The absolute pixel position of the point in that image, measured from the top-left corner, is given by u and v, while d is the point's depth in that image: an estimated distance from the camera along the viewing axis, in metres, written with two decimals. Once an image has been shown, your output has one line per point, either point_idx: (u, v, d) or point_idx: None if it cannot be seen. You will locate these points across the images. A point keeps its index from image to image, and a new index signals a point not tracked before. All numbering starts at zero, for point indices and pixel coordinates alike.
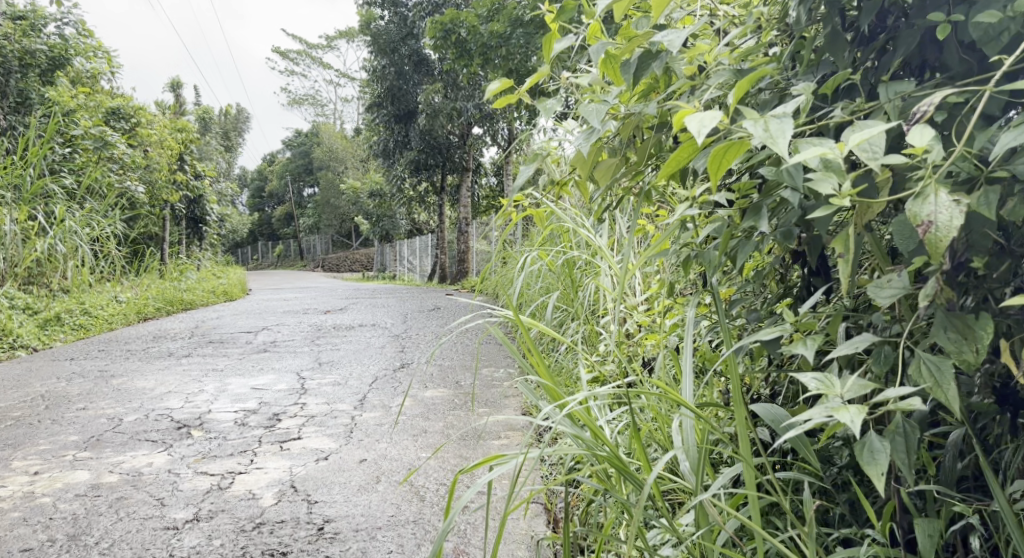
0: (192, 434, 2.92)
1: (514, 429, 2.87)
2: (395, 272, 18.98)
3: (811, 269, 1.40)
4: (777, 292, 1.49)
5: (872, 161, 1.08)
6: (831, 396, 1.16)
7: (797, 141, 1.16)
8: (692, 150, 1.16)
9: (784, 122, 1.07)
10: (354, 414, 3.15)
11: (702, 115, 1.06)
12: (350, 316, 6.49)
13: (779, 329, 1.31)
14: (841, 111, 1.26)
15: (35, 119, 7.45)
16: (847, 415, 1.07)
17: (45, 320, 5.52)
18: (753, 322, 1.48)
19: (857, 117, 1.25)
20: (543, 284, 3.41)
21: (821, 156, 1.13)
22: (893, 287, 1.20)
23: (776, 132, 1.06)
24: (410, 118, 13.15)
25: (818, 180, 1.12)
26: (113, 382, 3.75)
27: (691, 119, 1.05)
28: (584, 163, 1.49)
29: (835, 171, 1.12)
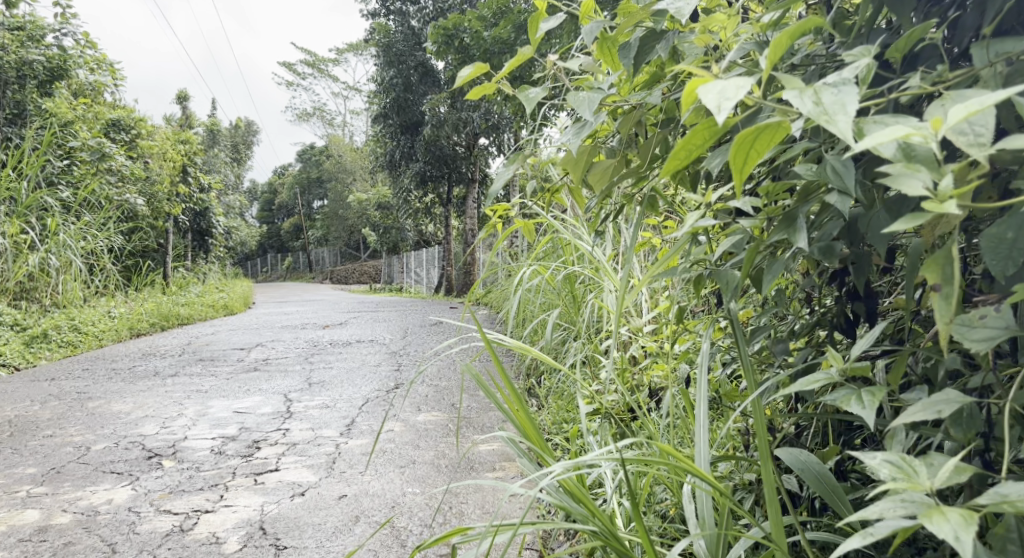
0: (163, 465, 2.71)
1: (511, 460, 2.64)
2: (401, 284, 18.76)
3: (852, 293, 1.17)
4: (808, 322, 1.26)
5: (981, 148, 0.85)
6: (915, 491, 0.90)
7: (865, 124, 0.93)
8: (712, 131, 0.93)
9: (840, 92, 0.86)
10: (339, 442, 2.93)
11: (724, 84, 0.84)
12: (349, 331, 6.27)
13: (822, 378, 1.05)
14: (921, 80, 1.04)
15: (31, 131, 7.29)
16: (949, 527, 0.83)
17: (31, 337, 5.33)
18: (781, 356, 1.25)
19: (943, 86, 1.03)
20: (543, 301, 3.18)
21: (899, 141, 0.90)
22: (989, 328, 0.97)
23: (832, 106, 0.85)
24: (416, 129, 12.97)
25: (901, 175, 0.88)
26: (89, 405, 3.55)
27: (708, 91, 0.83)
28: (576, 164, 1.26)
29: (921, 162, 0.89)
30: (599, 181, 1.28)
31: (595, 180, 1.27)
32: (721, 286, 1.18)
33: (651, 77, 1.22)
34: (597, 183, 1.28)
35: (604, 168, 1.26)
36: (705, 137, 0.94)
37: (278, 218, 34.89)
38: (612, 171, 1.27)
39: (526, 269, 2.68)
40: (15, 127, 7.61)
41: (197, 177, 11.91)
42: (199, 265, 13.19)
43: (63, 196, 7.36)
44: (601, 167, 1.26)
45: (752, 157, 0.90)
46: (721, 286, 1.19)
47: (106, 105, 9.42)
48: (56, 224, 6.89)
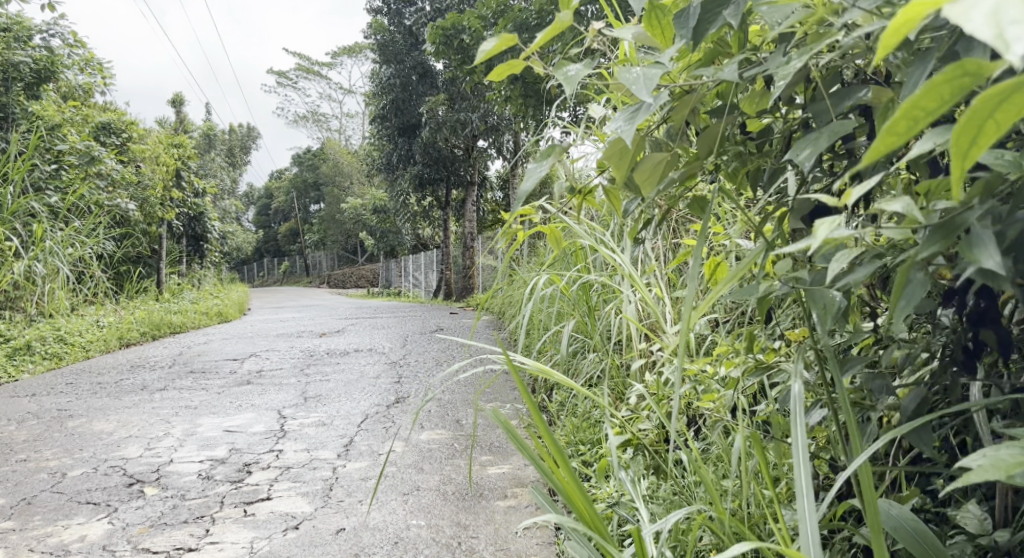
0: (145, 493, 2.50)
1: (523, 486, 2.42)
2: (400, 288, 18.51)
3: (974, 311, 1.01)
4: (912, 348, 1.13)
5: None
6: None
7: None
8: (960, 84, 0.65)
9: None
10: (336, 465, 2.71)
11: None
12: (346, 339, 6.05)
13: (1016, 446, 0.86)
14: None
15: (17, 135, 7.07)
16: None
17: (14, 349, 5.12)
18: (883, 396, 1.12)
19: None
20: (553, 312, 2.97)
21: None
22: None
23: None
24: (413, 131, 12.74)
25: None
26: (70, 424, 3.35)
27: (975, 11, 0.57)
28: (620, 158, 1.05)
29: None
30: (649, 182, 1.07)
31: (641, 180, 1.07)
32: (817, 308, 1.00)
33: (707, 55, 1.03)
34: (647, 186, 1.07)
35: (657, 160, 1.05)
36: (938, 101, 0.66)
37: (274, 222, 34.67)
38: (668, 169, 1.06)
39: (542, 277, 2.46)
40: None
41: (192, 182, 11.70)
42: (193, 272, 12.98)
43: (50, 201, 7.14)
44: (653, 159, 1.05)
45: (989, 130, 0.66)
46: (816, 309, 1.01)
47: (96, 108, 9.19)
48: (43, 231, 6.68)
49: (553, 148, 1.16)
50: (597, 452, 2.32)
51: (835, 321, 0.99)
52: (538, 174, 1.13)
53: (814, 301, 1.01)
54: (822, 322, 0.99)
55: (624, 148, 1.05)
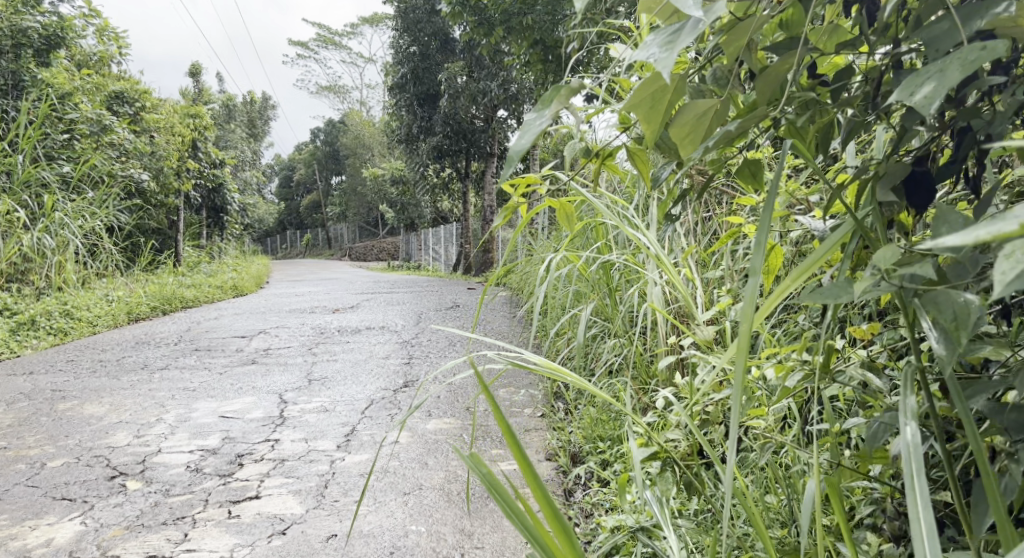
0: (127, 488, 2.30)
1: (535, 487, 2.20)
2: (420, 262, 18.33)
3: None
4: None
5: None
6: None
7: None
8: None
9: None
10: (335, 459, 2.51)
11: None
12: (358, 316, 5.85)
13: None
14: None
15: (27, 103, 6.88)
16: None
17: (18, 324, 4.95)
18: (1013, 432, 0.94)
19: None
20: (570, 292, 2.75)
21: None
22: None
23: None
24: (433, 101, 12.46)
25: None
26: (60, 407, 3.16)
27: None
28: (652, 109, 0.83)
29: None
30: (687, 140, 0.85)
31: (676, 136, 0.85)
32: (946, 319, 0.83)
33: None
34: (682, 146, 0.85)
35: (700, 110, 0.83)
36: None
37: (296, 195, 34.52)
38: (709, 125, 0.85)
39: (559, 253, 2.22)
40: (10, 98, 7.16)
41: (209, 152, 11.50)
42: (213, 244, 12.79)
43: (61, 171, 6.95)
44: (694, 108, 0.83)
45: None
46: (951, 324, 0.83)
47: (111, 76, 8.98)
48: (53, 202, 6.51)
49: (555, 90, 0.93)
50: (618, 452, 2.11)
51: (971, 335, 0.82)
52: (538, 127, 0.90)
53: (940, 308, 0.84)
54: (955, 335, 0.82)
55: (657, 96, 0.82)
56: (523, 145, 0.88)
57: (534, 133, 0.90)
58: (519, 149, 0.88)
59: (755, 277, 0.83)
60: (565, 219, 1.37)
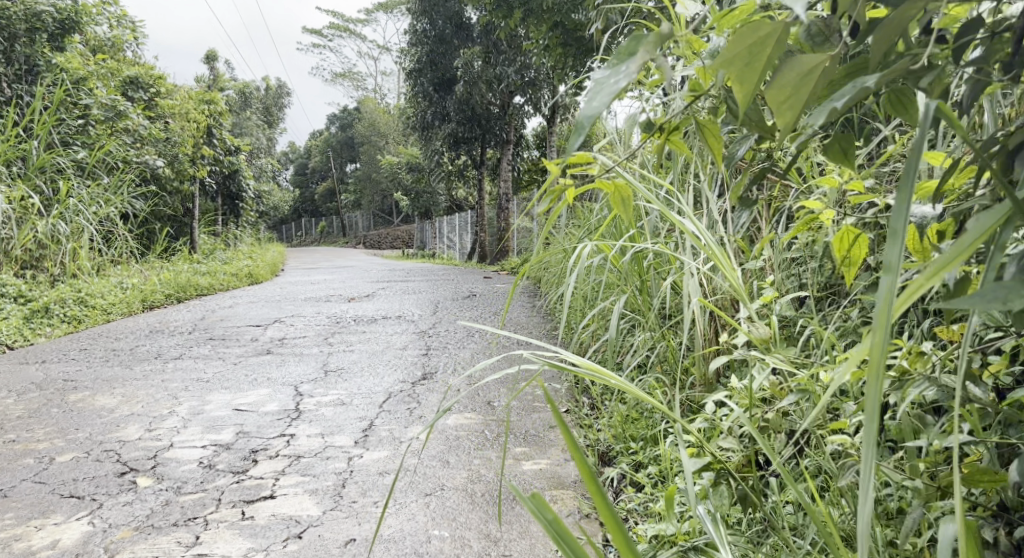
0: (137, 485, 2.20)
1: (564, 488, 2.10)
2: (435, 250, 18.22)
3: None
4: None
5: None
6: None
7: None
8: None
9: None
10: (353, 455, 2.41)
11: None
12: (374, 305, 5.75)
13: None
14: None
15: (41, 88, 6.80)
16: None
17: (32, 311, 4.88)
18: None
19: None
20: (600, 286, 2.65)
21: None
22: None
23: None
24: (448, 87, 12.31)
25: None
26: (71, 398, 3.07)
27: None
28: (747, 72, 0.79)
29: None
30: (786, 105, 0.79)
31: (775, 99, 0.79)
32: None
33: None
34: (780, 112, 0.79)
35: (802, 67, 0.78)
36: None
37: (311, 182, 34.46)
38: (812, 87, 0.79)
39: (591, 243, 2.12)
40: (24, 83, 7.08)
41: (225, 139, 11.41)
42: (228, 231, 12.70)
43: (76, 156, 6.86)
44: (795, 66, 0.78)
45: None
46: None
47: (126, 62, 8.89)
48: (67, 188, 6.43)
49: (635, 41, 0.82)
50: (653, 455, 2.01)
51: None
52: (615, 88, 0.79)
53: None
54: None
55: (754, 49, 0.79)
56: (598, 108, 0.77)
57: (609, 94, 0.79)
58: (594, 111, 0.77)
59: (892, 271, 0.77)
60: (620, 206, 1.22)
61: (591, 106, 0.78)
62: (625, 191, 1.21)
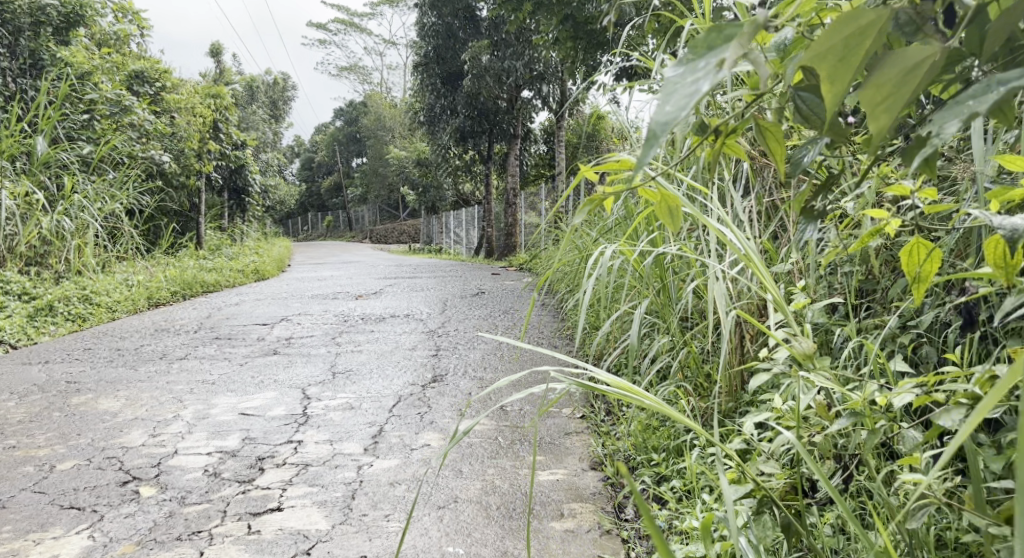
0: (140, 495, 2.13)
1: (583, 501, 2.02)
2: (442, 245, 18.11)
3: None
4: None
5: None
6: None
7: None
8: None
9: None
10: (362, 464, 2.33)
11: None
12: (382, 303, 5.67)
13: None
14: None
15: (45, 83, 6.71)
16: None
17: (36, 309, 4.81)
18: None
19: None
20: (621, 290, 2.58)
21: None
22: None
23: None
24: (456, 82, 12.20)
25: None
26: (74, 401, 3.00)
27: None
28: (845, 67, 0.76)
29: None
30: (882, 108, 0.77)
31: (871, 99, 0.77)
32: None
33: None
34: (874, 113, 0.77)
35: (900, 67, 0.76)
36: None
37: (317, 177, 34.38)
38: (914, 86, 0.77)
39: (613, 246, 2.04)
40: (28, 78, 7.00)
41: (231, 134, 11.32)
42: (235, 227, 12.62)
43: (81, 152, 6.79)
44: (893, 64, 0.76)
45: None
46: None
47: (132, 56, 8.82)
48: (72, 184, 6.35)
49: (715, 37, 0.75)
50: (678, 468, 1.94)
51: None
52: (692, 91, 0.72)
53: None
54: None
55: (851, 42, 0.76)
56: (672, 114, 0.70)
57: (683, 99, 0.72)
58: (667, 119, 0.70)
59: None
60: (666, 213, 1.16)
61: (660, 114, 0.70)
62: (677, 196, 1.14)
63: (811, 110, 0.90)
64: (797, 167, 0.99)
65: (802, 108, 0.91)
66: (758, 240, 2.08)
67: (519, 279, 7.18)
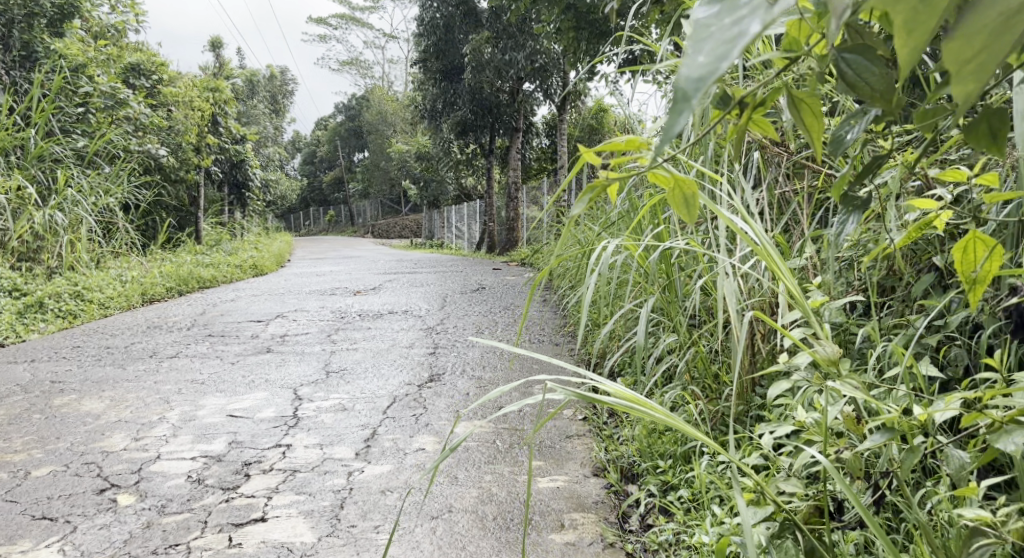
0: (118, 504, 2.02)
1: (585, 511, 1.90)
2: (444, 240, 17.99)
3: None
4: None
5: None
6: None
7: None
8: None
9: None
10: (353, 471, 2.22)
11: None
12: (380, 299, 5.56)
13: None
14: None
15: (39, 75, 6.57)
16: None
17: (26, 306, 4.70)
18: None
19: None
20: (626, 286, 2.48)
21: None
22: None
23: None
24: (457, 75, 12.05)
25: None
26: (57, 402, 2.89)
27: None
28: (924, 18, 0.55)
29: None
30: (970, 67, 0.54)
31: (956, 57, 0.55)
32: None
33: None
34: (958, 74, 0.55)
35: (1000, 8, 0.53)
36: None
37: (319, 171, 34.25)
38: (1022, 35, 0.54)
39: (618, 239, 1.93)
40: (22, 71, 6.86)
41: (230, 128, 11.18)
42: (235, 221, 12.50)
43: (76, 145, 6.66)
44: (990, 4, 0.54)
45: None
46: None
47: (129, 49, 8.69)
48: (66, 178, 6.23)
49: None
50: (687, 477, 1.84)
51: None
52: (733, 36, 0.59)
53: None
54: None
55: None
56: (706, 67, 0.58)
57: (721, 46, 0.60)
58: (701, 73, 0.58)
59: None
60: (681, 203, 1.05)
61: (694, 68, 0.59)
62: (694, 184, 1.03)
63: (856, 71, 0.81)
64: (838, 146, 0.92)
65: (845, 70, 0.81)
66: (771, 233, 1.96)
67: (520, 274, 7.07)
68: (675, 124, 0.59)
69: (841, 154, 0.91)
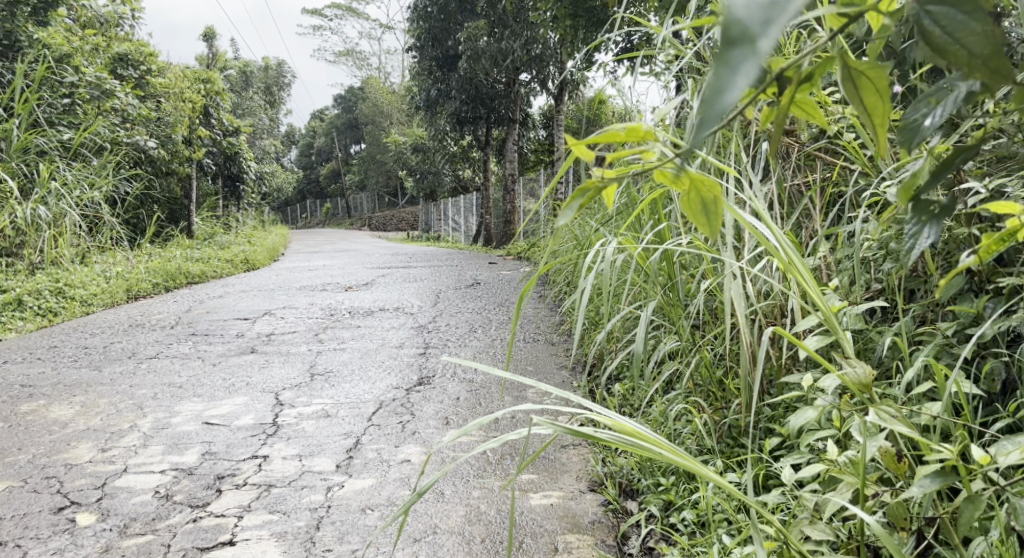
0: (77, 527, 1.87)
1: (580, 532, 1.76)
2: (441, 232, 17.76)
3: None
4: None
5: None
6: None
7: None
8: None
9: None
10: (332, 486, 2.07)
11: None
12: (372, 295, 5.40)
13: None
14: None
15: (22, 64, 6.34)
16: None
17: (2, 303, 4.51)
18: None
19: None
20: (627, 286, 2.33)
21: None
22: None
23: None
24: (454, 65, 11.84)
25: None
26: (23, 408, 2.72)
27: None
28: None
29: None
30: None
31: None
32: None
33: None
34: None
35: None
36: None
37: (315, 163, 33.97)
38: None
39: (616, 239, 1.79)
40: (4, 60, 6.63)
41: (222, 119, 10.95)
42: (229, 214, 12.28)
43: (61, 137, 6.45)
44: None
45: None
46: None
47: (117, 39, 8.46)
48: (48, 171, 6.02)
49: None
50: (692, 498, 1.70)
51: None
52: None
53: None
54: None
55: None
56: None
57: None
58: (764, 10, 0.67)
59: None
60: (698, 211, 0.94)
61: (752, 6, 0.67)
62: (713, 188, 0.92)
63: (943, 25, 0.77)
64: (914, 134, 0.92)
65: (929, 27, 0.78)
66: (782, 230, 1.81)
67: (516, 268, 6.91)
68: (734, 79, 0.67)
69: (920, 142, 0.91)
